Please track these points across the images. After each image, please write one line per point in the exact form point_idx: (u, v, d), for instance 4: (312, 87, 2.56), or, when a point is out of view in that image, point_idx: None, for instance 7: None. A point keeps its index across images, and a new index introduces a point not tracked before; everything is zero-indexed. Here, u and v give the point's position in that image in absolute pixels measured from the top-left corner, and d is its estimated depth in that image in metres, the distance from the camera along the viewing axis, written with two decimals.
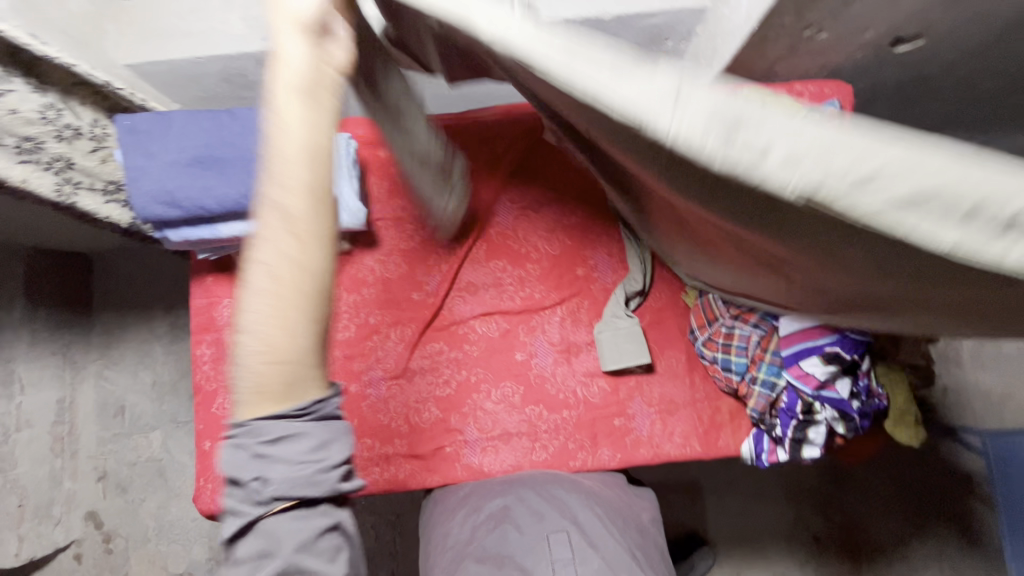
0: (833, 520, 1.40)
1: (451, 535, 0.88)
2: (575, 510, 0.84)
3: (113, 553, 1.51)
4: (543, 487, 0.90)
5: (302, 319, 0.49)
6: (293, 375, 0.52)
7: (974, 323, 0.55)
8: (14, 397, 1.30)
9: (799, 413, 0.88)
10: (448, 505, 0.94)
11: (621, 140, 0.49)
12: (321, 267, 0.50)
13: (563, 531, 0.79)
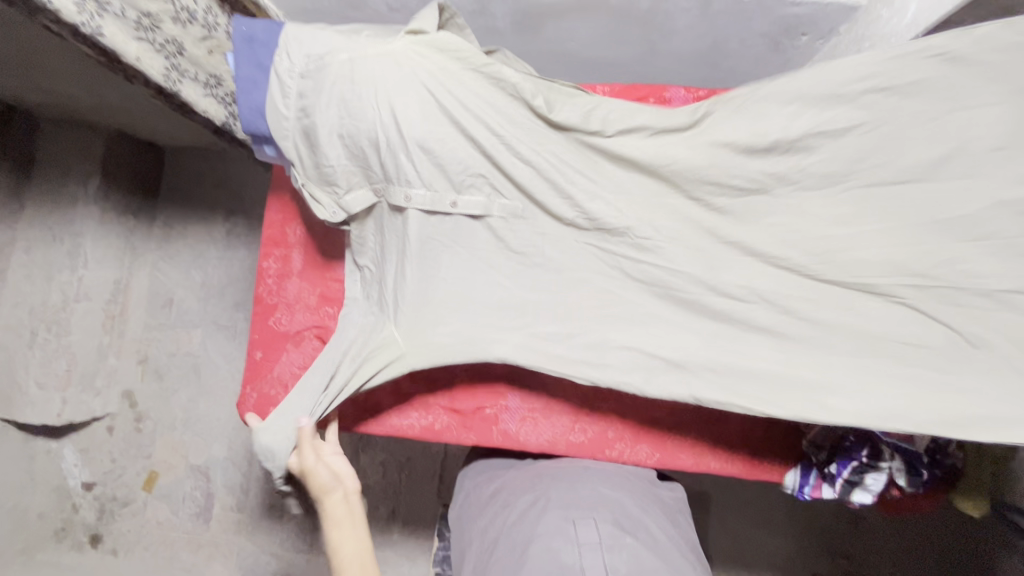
0: (837, 562, 1.41)
1: (481, 534, 0.88)
2: (605, 499, 0.84)
3: (142, 432, 1.81)
4: (572, 474, 0.90)
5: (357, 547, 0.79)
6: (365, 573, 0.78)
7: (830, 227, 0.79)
8: (76, 268, 1.61)
9: (863, 456, 0.86)
10: (481, 499, 0.94)
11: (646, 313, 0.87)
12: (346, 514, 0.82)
13: (590, 516, 0.79)
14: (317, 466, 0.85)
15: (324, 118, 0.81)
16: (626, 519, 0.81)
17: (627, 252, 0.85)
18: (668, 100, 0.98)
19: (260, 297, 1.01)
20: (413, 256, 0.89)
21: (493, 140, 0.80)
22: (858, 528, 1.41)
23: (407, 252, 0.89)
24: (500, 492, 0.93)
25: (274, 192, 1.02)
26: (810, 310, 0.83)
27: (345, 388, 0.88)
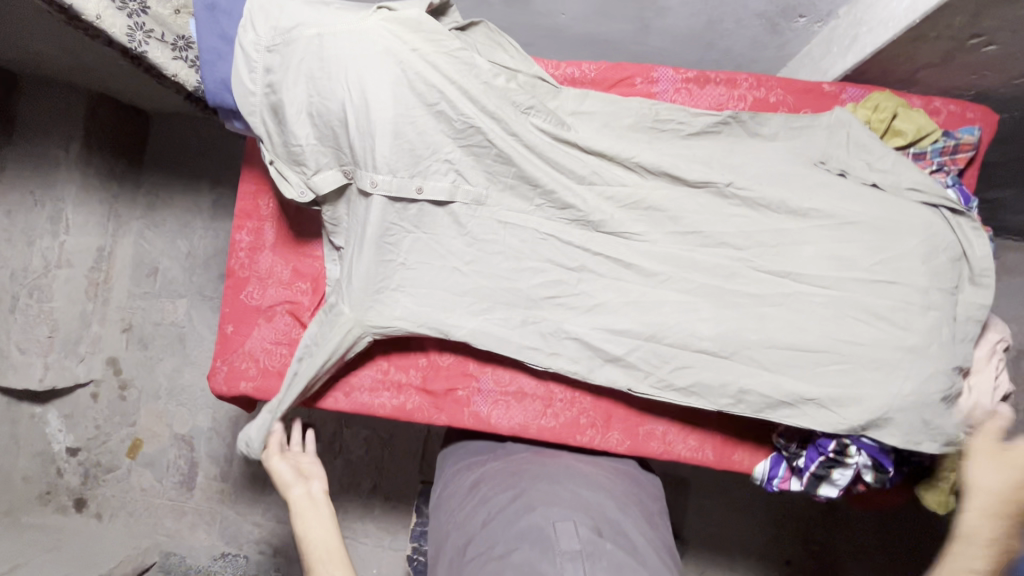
0: (810, 549, 1.43)
1: (459, 533, 0.87)
2: (585, 505, 0.84)
3: (126, 400, 1.81)
4: (550, 475, 0.91)
5: (316, 524, 0.81)
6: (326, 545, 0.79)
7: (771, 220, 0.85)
8: (58, 235, 1.60)
9: (830, 452, 0.83)
10: (459, 493, 0.96)
11: (617, 307, 0.87)
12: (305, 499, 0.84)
13: (569, 521, 0.78)
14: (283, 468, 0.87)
15: (293, 96, 0.76)
16: (605, 526, 0.80)
17: (579, 244, 0.87)
18: (655, 81, 0.95)
19: (232, 270, 0.99)
20: (372, 242, 0.85)
21: (462, 126, 0.80)
22: (835, 518, 1.43)
23: (368, 237, 0.85)
24: (477, 485, 0.94)
25: (247, 164, 0.99)
26: (782, 308, 0.83)
27: (308, 376, 0.88)
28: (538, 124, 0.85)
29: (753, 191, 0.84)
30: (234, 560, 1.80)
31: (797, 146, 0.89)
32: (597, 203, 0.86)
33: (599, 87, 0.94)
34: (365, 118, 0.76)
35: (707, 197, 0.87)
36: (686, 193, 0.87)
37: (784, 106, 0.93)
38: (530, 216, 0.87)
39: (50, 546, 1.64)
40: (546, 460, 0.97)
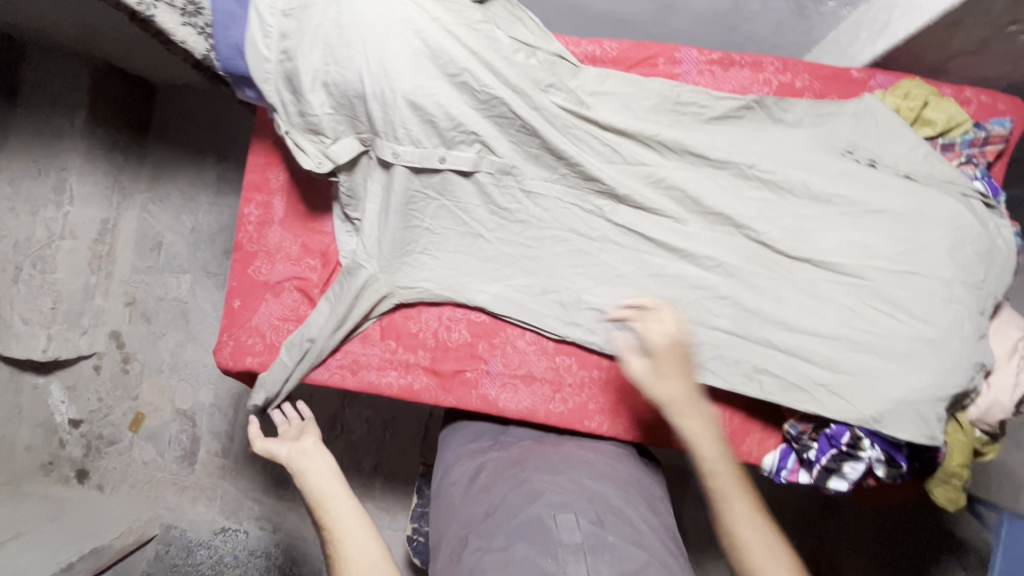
0: (806, 540, 1.48)
1: (458, 521, 0.85)
2: (588, 495, 0.82)
3: (129, 373, 1.81)
4: (555, 464, 0.89)
5: (319, 464, 0.86)
6: (330, 479, 0.84)
7: (797, 205, 0.84)
8: (62, 205, 1.58)
9: (843, 445, 0.82)
10: (458, 483, 0.93)
11: (631, 279, 0.92)
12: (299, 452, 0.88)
13: (571, 513, 0.76)
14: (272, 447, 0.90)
15: (308, 64, 0.73)
16: (609, 518, 0.78)
17: (601, 213, 0.91)
18: (678, 62, 0.92)
19: (239, 244, 0.97)
20: (396, 211, 0.87)
21: (486, 97, 0.78)
22: (832, 509, 1.47)
23: (392, 205, 0.87)
24: (478, 474, 0.92)
25: (257, 135, 0.96)
26: (802, 299, 0.82)
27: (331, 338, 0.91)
28: (558, 102, 0.84)
29: (776, 174, 0.84)
30: (235, 536, 1.82)
31: (822, 133, 0.87)
32: (621, 176, 0.88)
33: (620, 67, 0.91)
34: (385, 88, 0.74)
35: (730, 177, 0.87)
36: (711, 172, 0.88)
37: (810, 92, 0.90)
38: (546, 188, 0.89)
39: (52, 516, 1.65)
40: (548, 451, 0.95)
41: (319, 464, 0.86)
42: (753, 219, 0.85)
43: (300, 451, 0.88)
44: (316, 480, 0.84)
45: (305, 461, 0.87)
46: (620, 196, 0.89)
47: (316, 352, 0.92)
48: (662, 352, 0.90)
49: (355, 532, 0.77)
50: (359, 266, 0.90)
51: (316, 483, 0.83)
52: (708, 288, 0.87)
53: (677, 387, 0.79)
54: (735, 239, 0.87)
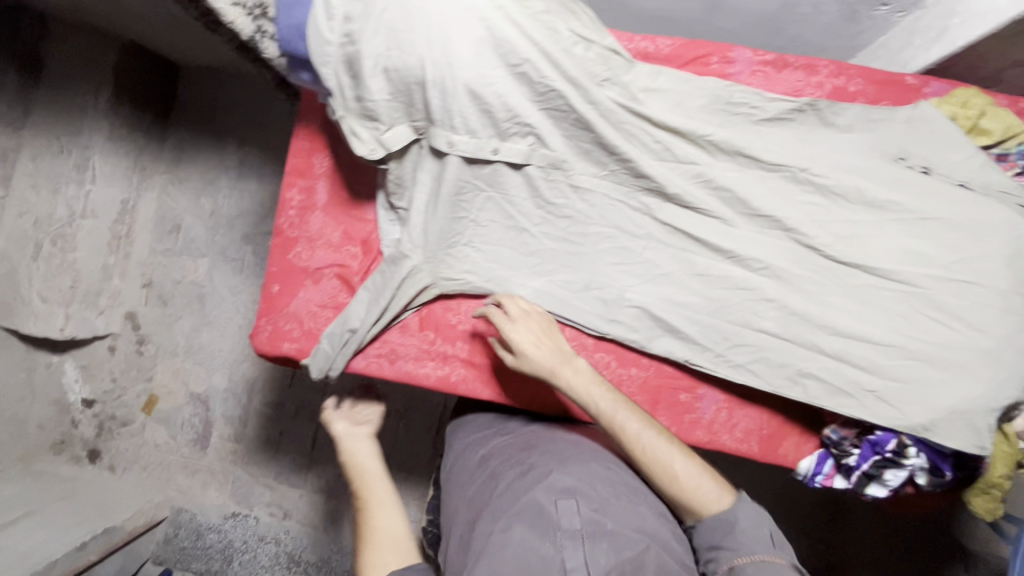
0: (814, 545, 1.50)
1: (468, 501, 0.91)
2: (590, 477, 0.86)
3: (144, 355, 1.81)
4: (561, 449, 0.93)
5: (372, 455, 0.99)
6: (379, 472, 0.96)
7: (852, 210, 0.83)
8: (83, 184, 1.58)
9: (888, 452, 0.82)
10: (468, 467, 0.99)
11: (676, 280, 0.91)
12: (361, 439, 1.02)
13: (572, 499, 0.81)
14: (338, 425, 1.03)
15: (370, 48, 0.72)
16: (611, 502, 0.83)
17: (646, 210, 0.90)
18: (731, 62, 0.91)
19: (280, 229, 0.97)
20: (444, 201, 0.87)
21: (544, 89, 0.78)
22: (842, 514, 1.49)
23: (440, 195, 0.87)
24: (488, 459, 0.97)
25: (301, 120, 0.96)
26: (853, 304, 0.82)
27: (373, 328, 0.91)
28: (613, 97, 0.83)
29: (830, 178, 0.83)
30: (244, 521, 1.81)
31: (873, 139, 0.87)
32: (670, 174, 0.88)
33: (672, 64, 0.90)
34: (448, 78, 0.73)
35: (780, 181, 0.87)
36: (760, 175, 0.87)
37: (862, 97, 0.90)
38: (594, 184, 0.89)
39: (64, 495, 1.64)
40: (560, 438, 0.98)
41: (372, 455, 0.99)
42: (803, 222, 0.85)
43: (362, 439, 1.02)
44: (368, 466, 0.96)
45: (363, 450, 1.00)
46: (668, 194, 0.88)
47: (357, 343, 0.92)
48: (704, 353, 0.90)
49: (389, 512, 0.88)
50: (403, 256, 0.90)
51: (366, 469, 0.96)
52: (754, 290, 0.87)
53: (546, 355, 0.86)
54: (782, 242, 0.87)
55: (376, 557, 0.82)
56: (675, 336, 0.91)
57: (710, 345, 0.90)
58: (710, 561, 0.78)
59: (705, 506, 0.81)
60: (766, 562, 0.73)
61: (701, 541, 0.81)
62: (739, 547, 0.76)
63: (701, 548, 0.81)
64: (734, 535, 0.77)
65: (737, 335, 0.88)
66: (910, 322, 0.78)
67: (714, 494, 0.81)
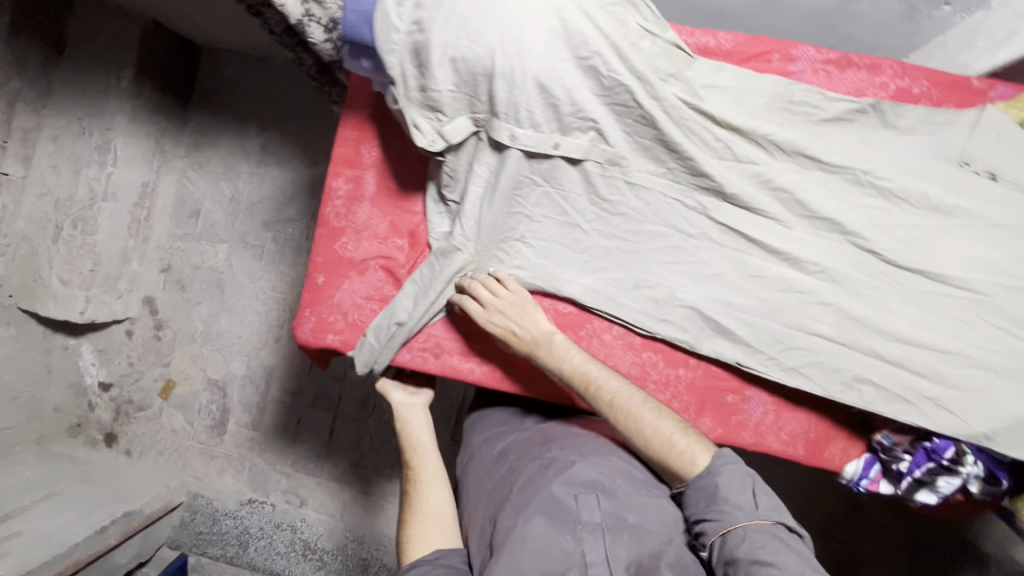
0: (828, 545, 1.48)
1: (487, 494, 0.92)
2: (609, 471, 0.87)
3: (161, 340, 1.79)
4: (581, 443, 0.94)
5: (425, 433, 1.02)
6: (430, 453, 1.00)
7: (914, 213, 0.83)
8: (105, 167, 1.55)
9: (944, 459, 0.82)
10: (486, 461, 1.00)
11: (731, 281, 0.90)
12: (417, 414, 1.04)
13: (592, 493, 0.83)
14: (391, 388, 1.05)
15: (440, 36, 0.71)
16: (630, 496, 0.84)
17: (702, 210, 0.88)
18: (794, 59, 0.89)
19: (326, 218, 0.95)
20: (500, 194, 0.86)
21: (611, 84, 0.77)
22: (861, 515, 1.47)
23: (497, 188, 0.85)
24: (508, 453, 0.98)
25: (349, 107, 0.94)
26: (905, 308, 0.82)
27: (417, 322, 0.90)
28: (676, 93, 0.82)
29: (894, 182, 0.83)
30: (260, 508, 1.79)
31: (936, 143, 0.85)
32: (728, 174, 0.86)
33: (733, 60, 0.88)
34: (518, 70, 0.73)
35: (841, 183, 0.85)
36: (820, 176, 0.86)
37: (926, 99, 0.88)
38: (651, 182, 0.87)
39: (81, 478, 1.63)
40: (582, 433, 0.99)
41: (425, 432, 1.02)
42: (863, 226, 0.84)
43: (418, 413, 1.04)
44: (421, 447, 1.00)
45: (416, 424, 1.02)
46: (725, 194, 0.87)
47: (405, 335, 0.90)
48: (754, 355, 0.89)
49: (439, 500, 0.95)
50: (456, 249, 0.89)
51: (419, 449, 1.00)
52: (809, 293, 0.86)
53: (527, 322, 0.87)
54: (838, 245, 0.86)
55: (423, 534, 0.91)
56: (727, 338, 0.90)
57: (761, 347, 0.89)
58: (700, 534, 0.76)
59: (689, 466, 0.81)
60: (752, 530, 0.71)
61: (691, 514, 0.79)
62: (724, 517, 0.74)
63: (691, 519, 0.79)
64: (719, 503, 0.75)
65: (791, 338, 0.87)
66: (974, 330, 0.80)
67: (697, 452, 0.82)
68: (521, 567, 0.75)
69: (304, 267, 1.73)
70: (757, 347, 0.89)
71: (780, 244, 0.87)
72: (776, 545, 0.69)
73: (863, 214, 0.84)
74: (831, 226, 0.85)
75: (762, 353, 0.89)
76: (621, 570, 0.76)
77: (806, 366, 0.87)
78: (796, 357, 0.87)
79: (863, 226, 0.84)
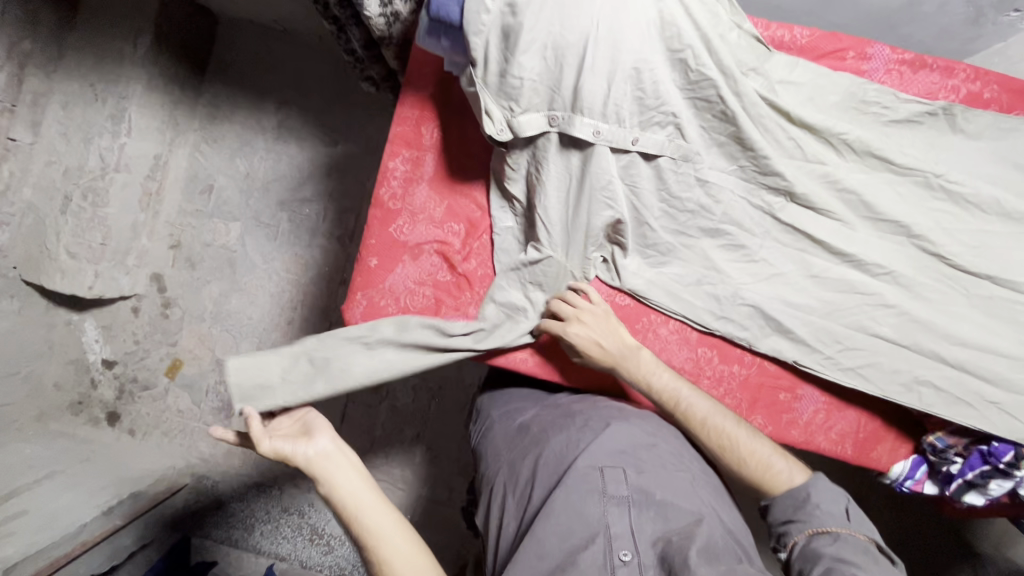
0: None
1: (507, 467, 0.88)
2: (634, 446, 0.83)
3: (169, 318, 1.69)
4: (609, 411, 0.90)
5: (356, 477, 0.71)
6: (368, 502, 0.70)
7: (980, 216, 0.84)
8: (118, 136, 1.48)
9: (1001, 463, 0.83)
10: (506, 432, 0.95)
11: (795, 280, 0.89)
12: (335, 460, 0.72)
13: (619, 467, 0.79)
14: (271, 442, 0.73)
15: (532, 21, 0.71)
16: (658, 471, 0.80)
17: (769, 210, 0.87)
18: (868, 58, 0.89)
19: (381, 199, 0.92)
20: (587, 193, 0.84)
21: (697, 78, 0.78)
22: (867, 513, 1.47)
23: (582, 189, 0.84)
24: (528, 426, 0.93)
25: (412, 88, 0.92)
26: (963, 313, 0.84)
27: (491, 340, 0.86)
28: (755, 88, 0.81)
29: (966, 186, 0.83)
30: (266, 492, 1.68)
31: (1003, 149, 0.85)
32: (799, 173, 0.85)
33: (807, 56, 0.88)
34: (614, 60, 0.74)
35: (910, 186, 0.85)
36: (889, 178, 0.85)
37: (997, 104, 0.89)
38: (721, 178, 0.86)
39: (83, 457, 1.54)
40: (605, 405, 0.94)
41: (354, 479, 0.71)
42: (928, 230, 0.84)
43: (337, 461, 0.72)
44: (355, 505, 0.69)
45: (335, 478, 0.71)
46: (795, 194, 0.85)
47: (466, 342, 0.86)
48: (812, 353, 0.89)
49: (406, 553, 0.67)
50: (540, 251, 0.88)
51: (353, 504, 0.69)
52: (873, 294, 0.86)
53: (611, 334, 0.86)
54: (900, 247, 0.86)
55: None
56: (786, 336, 0.90)
57: (822, 346, 0.88)
58: (783, 535, 0.76)
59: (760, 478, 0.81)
60: (844, 535, 0.70)
61: (773, 517, 0.78)
62: (811, 519, 0.74)
63: (773, 524, 0.78)
64: (806, 508, 0.75)
65: (852, 338, 0.87)
66: None
67: (789, 471, 0.81)
68: (545, 540, 0.72)
69: (320, 249, 1.66)
70: (816, 345, 0.89)
71: (846, 243, 0.86)
72: (868, 555, 0.67)
73: (927, 217, 0.85)
74: (895, 230, 0.85)
75: (819, 352, 0.89)
76: (647, 545, 0.72)
77: (863, 367, 0.87)
78: (854, 359, 0.88)
79: (928, 228, 0.84)
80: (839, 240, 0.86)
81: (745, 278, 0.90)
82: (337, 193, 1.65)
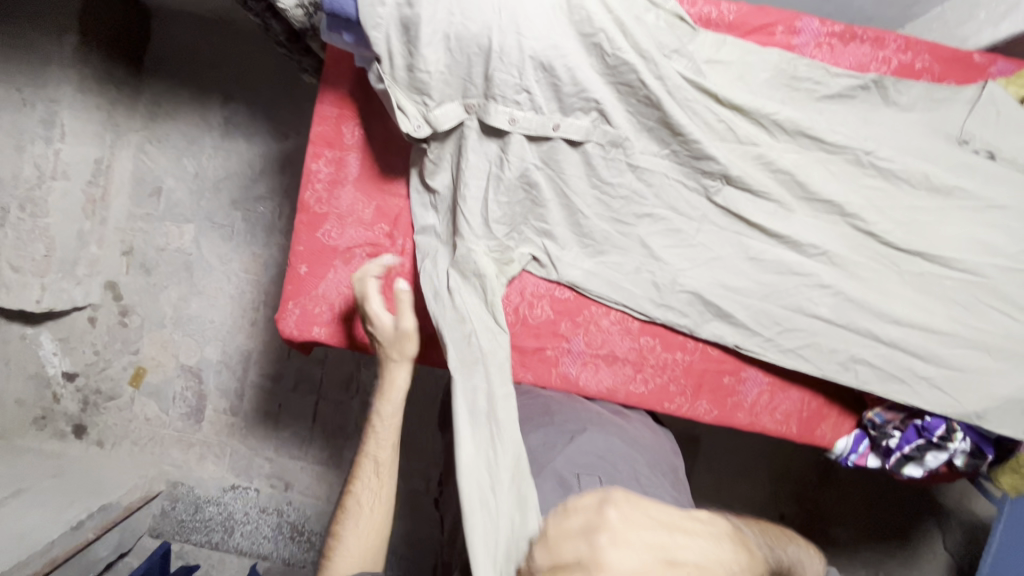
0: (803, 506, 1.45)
1: None
2: (610, 453, 0.83)
3: (128, 327, 1.63)
4: (582, 415, 0.89)
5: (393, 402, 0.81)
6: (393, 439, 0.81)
7: (915, 188, 0.83)
8: (52, 142, 1.41)
9: (935, 436, 0.85)
10: None
11: (734, 263, 0.87)
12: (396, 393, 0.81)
13: (595, 474, 0.79)
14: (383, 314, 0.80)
15: (431, 12, 0.69)
16: (630, 483, 0.80)
17: (704, 193, 0.85)
18: (797, 32, 0.87)
19: (306, 203, 0.89)
20: (512, 179, 0.82)
21: (615, 63, 0.76)
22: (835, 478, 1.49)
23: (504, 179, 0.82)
24: None
25: (328, 84, 0.88)
26: (894, 288, 0.84)
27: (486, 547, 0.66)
28: (679, 70, 0.78)
29: (895, 162, 0.82)
30: (244, 494, 1.65)
31: (935, 120, 0.85)
32: (731, 157, 0.82)
33: (735, 33, 0.85)
34: (526, 47, 0.72)
35: (843, 164, 0.84)
36: (822, 157, 0.83)
37: (929, 74, 0.87)
38: (649, 163, 0.84)
39: (51, 473, 1.51)
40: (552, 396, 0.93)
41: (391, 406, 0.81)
42: (862, 206, 0.83)
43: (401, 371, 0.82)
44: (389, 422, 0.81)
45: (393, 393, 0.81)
46: (730, 177, 0.83)
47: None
48: (754, 336, 0.88)
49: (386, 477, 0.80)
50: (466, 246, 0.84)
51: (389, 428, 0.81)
52: (810, 274, 0.85)
53: None
54: (834, 225, 0.85)
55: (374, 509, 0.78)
56: (727, 322, 0.89)
57: (761, 328, 0.88)
58: None
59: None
60: None
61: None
62: None
63: None
64: None
65: (789, 318, 0.87)
66: (969, 311, 0.82)
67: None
68: None
69: (277, 247, 1.61)
70: (755, 328, 0.88)
71: (784, 223, 0.85)
72: None
73: (863, 192, 0.84)
74: (834, 208, 0.84)
75: (758, 334, 0.88)
76: None
77: (801, 346, 0.87)
78: (791, 339, 0.87)
79: (863, 205, 0.83)
80: (773, 221, 0.85)
81: (684, 264, 0.88)
82: (289, 189, 1.60)
